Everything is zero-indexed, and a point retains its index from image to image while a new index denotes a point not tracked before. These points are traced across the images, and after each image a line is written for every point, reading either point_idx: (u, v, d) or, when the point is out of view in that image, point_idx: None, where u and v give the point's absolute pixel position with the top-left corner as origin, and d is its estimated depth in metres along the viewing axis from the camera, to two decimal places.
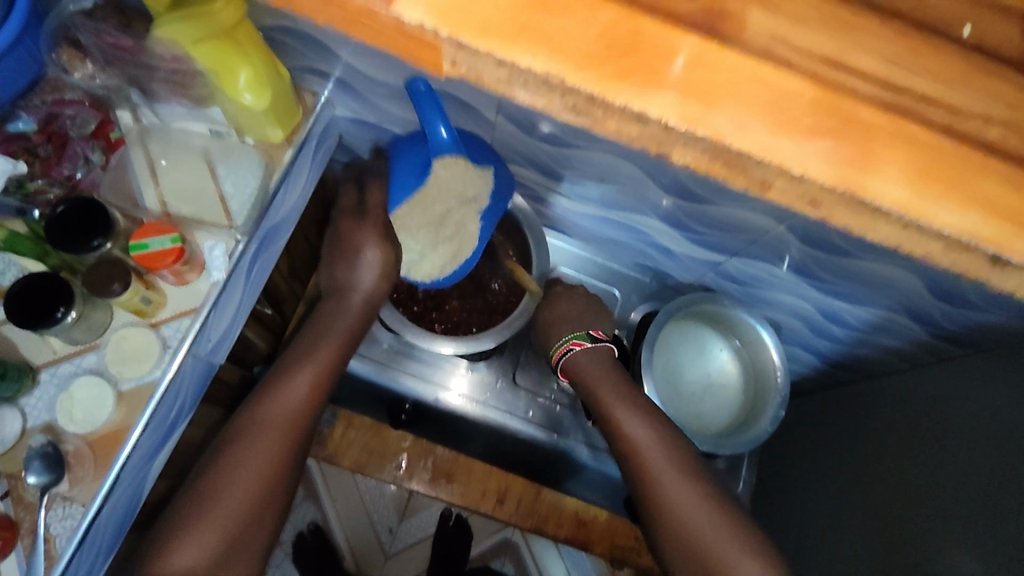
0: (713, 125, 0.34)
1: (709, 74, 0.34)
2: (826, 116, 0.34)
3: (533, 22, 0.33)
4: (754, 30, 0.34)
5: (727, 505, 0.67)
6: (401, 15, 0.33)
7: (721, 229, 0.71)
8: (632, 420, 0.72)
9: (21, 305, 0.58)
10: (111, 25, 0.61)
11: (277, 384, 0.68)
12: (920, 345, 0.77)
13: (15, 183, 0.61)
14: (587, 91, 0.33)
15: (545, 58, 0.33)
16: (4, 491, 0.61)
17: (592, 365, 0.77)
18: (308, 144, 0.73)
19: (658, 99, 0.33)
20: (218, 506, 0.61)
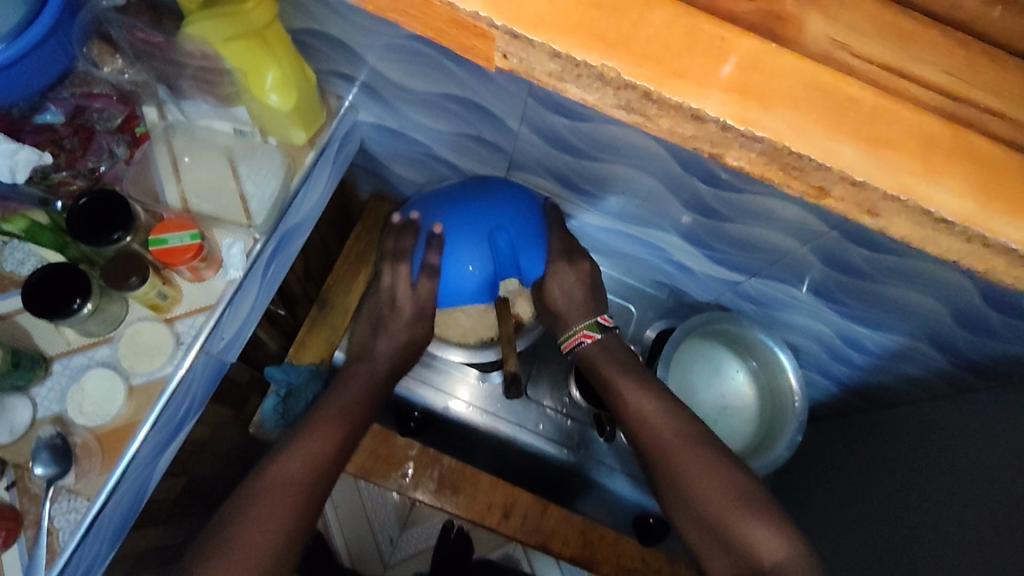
0: (777, 129, 0.32)
1: (759, 72, 0.32)
2: (883, 126, 0.33)
3: (586, 20, 0.32)
4: (812, 33, 0.33)
5: (740, 472, 0.65)
6: (453, 4, 0.32)
7: (740, 248, 0.70)
8: (637, 394, 0.71)
9: (39, 294, 0.57)
10: (143, 21, 0.62)
11: (302, 438, 0.67)
12: (940, 375, 0.76)
13: (39, 174, 0.61)
14: (642, 87, 0.32)
15: (602, 55, 0.32)
16: (10, 482, 0.60)
17: (604, 357, 0.74)
18: (330, 147, 0.74)
19: (711, 98, 0.32)
20: (235, 560, 0.58)
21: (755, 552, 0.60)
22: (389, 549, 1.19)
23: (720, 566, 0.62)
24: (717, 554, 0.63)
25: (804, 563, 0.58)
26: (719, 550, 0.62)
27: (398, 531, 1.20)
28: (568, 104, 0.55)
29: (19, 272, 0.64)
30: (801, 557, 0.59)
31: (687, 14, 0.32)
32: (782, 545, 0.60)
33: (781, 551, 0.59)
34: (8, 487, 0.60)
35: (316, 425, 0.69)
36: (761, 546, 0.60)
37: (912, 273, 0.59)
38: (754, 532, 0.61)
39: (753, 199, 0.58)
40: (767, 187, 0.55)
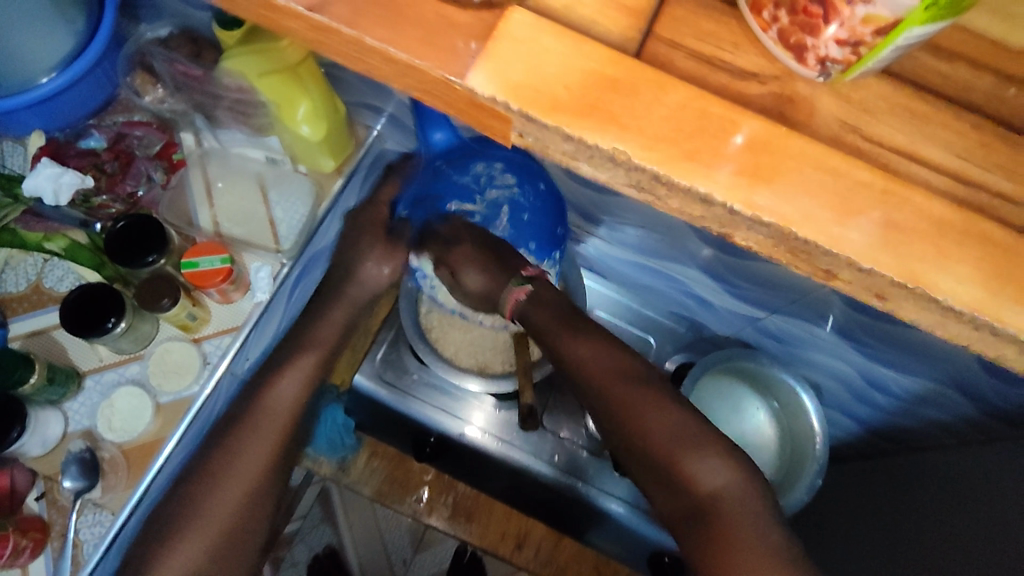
0: (857, 245, 0.24)
1: (766, 151, 0.25)
2: (896, 212, 0.25)
3: (602, 102, 0.24)
4: (823, 116, 0.26)
5: (686, 406, 0.59)
6: (473, 89, 0.24)
7: (760, 284, 0.69)
8: (579, 337, 0.61)
9: (75, 313, 0.60)
10: (184, 53, 0.64)
11: (263, 384, 0.63)
12: (966, 420, 0.72)
13: (81, 197, 0.63)
14: (653, 172, 0.24)
15: (614, 139, 0.24)
16: (40, 493, 0.62)
17: (539, 312, 0.61)
18: (357, 174, 0.74)
19: (719, 178, 0.24)
20: (202, 518, 0.57)
21: (695, 485, 0.55)
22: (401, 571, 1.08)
23: (665, 503, 0.58)
24: (659, 492, 0.58)
25: (747, 494, 0.55)
26: (660, 488, 0.57)
27: (410, 552, 1.08)
28: None
29: (58, 288, 0.66)
30: (740, 489, 0.55)
31: (700, 95, 0.25)
32: (724, 475, 0.56)
33: (720, 482, 0.55)
34: (38, 498, 0.62)
35: (294, 361, 0.65)
36: (701, 478, 0.55)
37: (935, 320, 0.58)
38: (696, 465, 0.56)
39: None
40: None
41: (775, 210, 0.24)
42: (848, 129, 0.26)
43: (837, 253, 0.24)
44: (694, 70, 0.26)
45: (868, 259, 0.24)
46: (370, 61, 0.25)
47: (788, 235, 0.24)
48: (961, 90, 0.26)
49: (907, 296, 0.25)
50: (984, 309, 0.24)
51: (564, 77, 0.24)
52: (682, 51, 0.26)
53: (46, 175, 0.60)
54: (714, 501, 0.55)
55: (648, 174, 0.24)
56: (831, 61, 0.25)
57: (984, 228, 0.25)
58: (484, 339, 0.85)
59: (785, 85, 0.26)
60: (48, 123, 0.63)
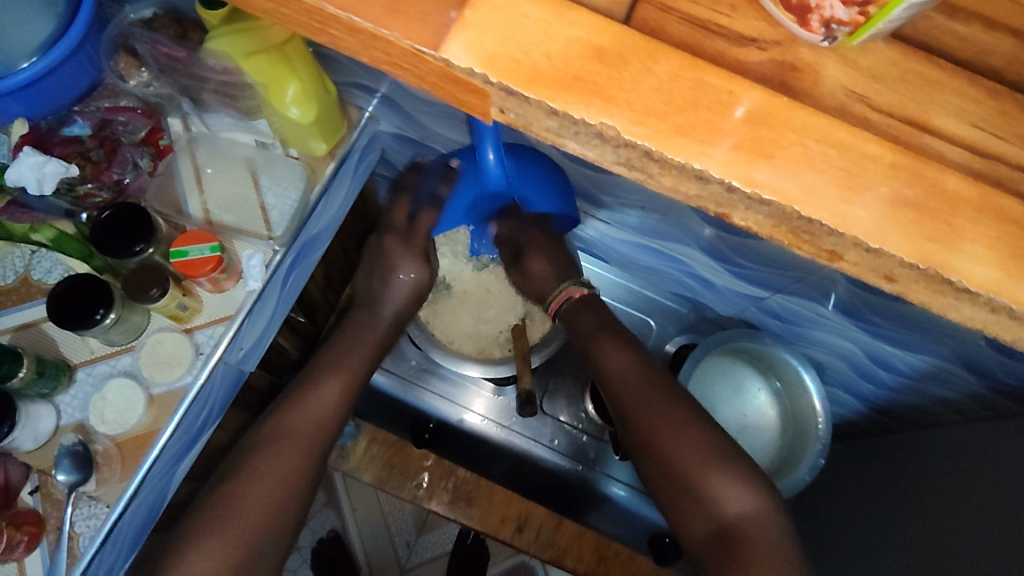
0: (864, 223, 0.23)
1: (764, 124, 0.23)
2: (905, 185, 0.23)
3: (587, 73, 0.23)
4: (827, 85, 0.24)
5: (708, 425, 0.63)
6: (448, 60, 0.23)
7: (762, 263, 0.67)
8: (613, 351, 0.69)
9: (64, 306, 0.59)
10: (168, 35, 0.62)
11: (303, 394, 0.69)
12: (974, 397, 0.69)
13: (66, 186, 0.62)
14: (643, 148, 0.23)
15: (600, 113, 0.23)
16: (34, 487, 0.62)
17: (585, 313, 0.73)
18: (350, 158, 0.72)
19: (716, 153, 0.23)
20: (234, 520, 0.60)
21: (722, 505, 0.59)
22: (405, 553, 1.10)
23: (692, 527, 0.60)
24: (687, 510, 0.61)
25: (767, 520, 0.58)
26: (687, 507, 0.60)
27: (415, 535, 1.11)
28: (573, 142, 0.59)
29: (46, 280, 0.65)
30: (763, 513, 0.59)
31: (692, 64, 0.23)
32: (749, 500, 0.59)
33: (747, 509, 0.59)
34: (33, 491, 0.62)
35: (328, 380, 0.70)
36: (728, 501, 0.59)
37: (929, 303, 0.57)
38: (724, 487, 0.59)
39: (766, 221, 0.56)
40: None
41: (775, 186, 0.23)
42: (855, 97, 0.24)
43: (842, 232, 0.23)
44: (687, 36, 0.24)
45: (874, 238, 0.23)
46: (333, 31, 0.24)
47: (789, 213, 0.23)
48: (977, 53, 0.25)
49: (919, 278, 0.24)
50: (999, 290, 0.23)
51: (547, 49, 0.23)
52: (675, 15, 0.24)
53: (29, 165, 0.58)
54: (738, 525, 0.58)
55: (641, 150, 0.23)
56: (838, 22, 0.23)
57: (1001, 204, 0.24)
58: (483, 331, 0.85)
59: (783, 50, 0.24)
60: (31, 110, 0.61)
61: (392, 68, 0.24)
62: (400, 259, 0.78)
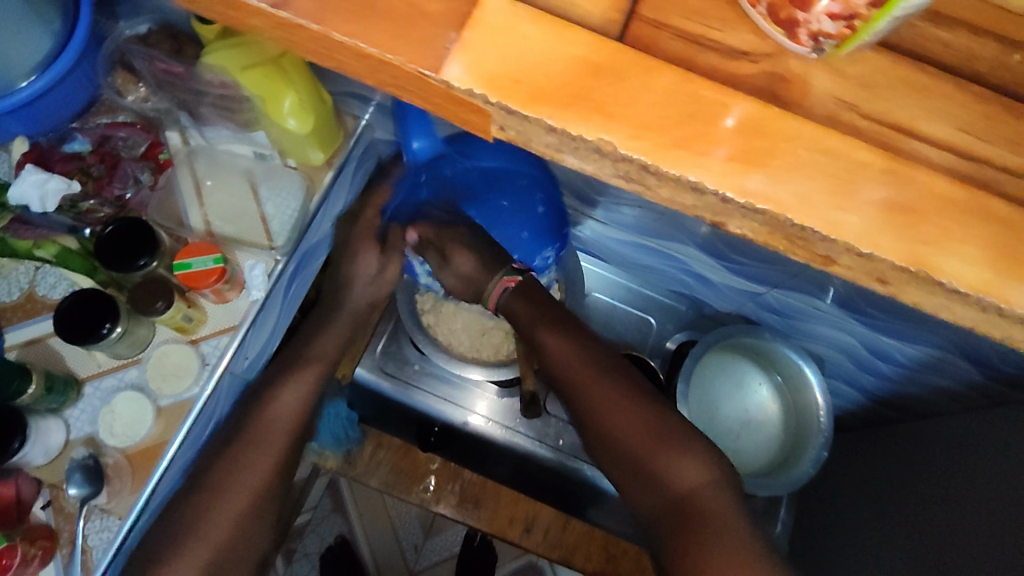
0: (856, 229, 0.24)
1: (759, 134, 0.24)
2: (898, 191, 0.24)
3: (585, 90, 0.23)
4: (819, 96, 0.25)
5: (649, 403, 0.65)
6: (450, 83, 0.23)
7: (759, 259, 0.68)
8: (553, 333, 0.69)
9: (70, 322, 0.59)
10: (163, 51, 0.63)
11: (262, 397, 0.67)
12: (972, 385, 0.71)
13: (68, 203, 0.62)
14: (641, 163, 0.23)
15: (600, 129, 0.23)
16: (46, 501, 0.62)
17: (523, 305, 0.70)
18: (348, 166, 0.72)
19: (712, 165, 0.23)
20: (205, 527, 0.60)
21: (673, 483, 0.61)
22: (412, 556, 1.11)
23: (646, 501, 0.63)
24: (641, 490, 0.63)
25: (717, 492, 0.60)
26: (641, 486, 0.63)
27: (421, 539, 1.12)
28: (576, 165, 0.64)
29: (51, 295, 0.66)
30: (712, 484, 0.60)
31: (685, 79, 0.24)
32: (700, 472, 0.61)
33: (696, 481, 0.61)
34: (44, 506, 0.62)
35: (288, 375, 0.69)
36: (676, 477, 0.61)
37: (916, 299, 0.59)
38: (674, 464, 0.61)
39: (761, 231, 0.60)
40: None
41: (768, 195, 0.24)
42: (846, 106, 0.25)
43: (835, 240, 0.24)
44: (680, 51, 0.25)
45: (866, 243, 0.23)
46: (337, 56, 0.24)
47: (782, 221, 0.24)
48: (962, 60, 0.25)
49: (910, 280, 0.24)
50: (990, 289, 0.24)
51: (547, 68, 0.24)
52: (668, 31, 0.25)
53: (32, 182, 0.59)
54: (689, 499, 0.60)
55: (638, 165, 0.24)
56: (825, 35, 0.24)
57: (989, 206, 0.24)
58: (482, 332, 0.84)
59: (774, 61, 0.25)
60: (31, 128, 0.62)
61: (395, 91, 0.25)
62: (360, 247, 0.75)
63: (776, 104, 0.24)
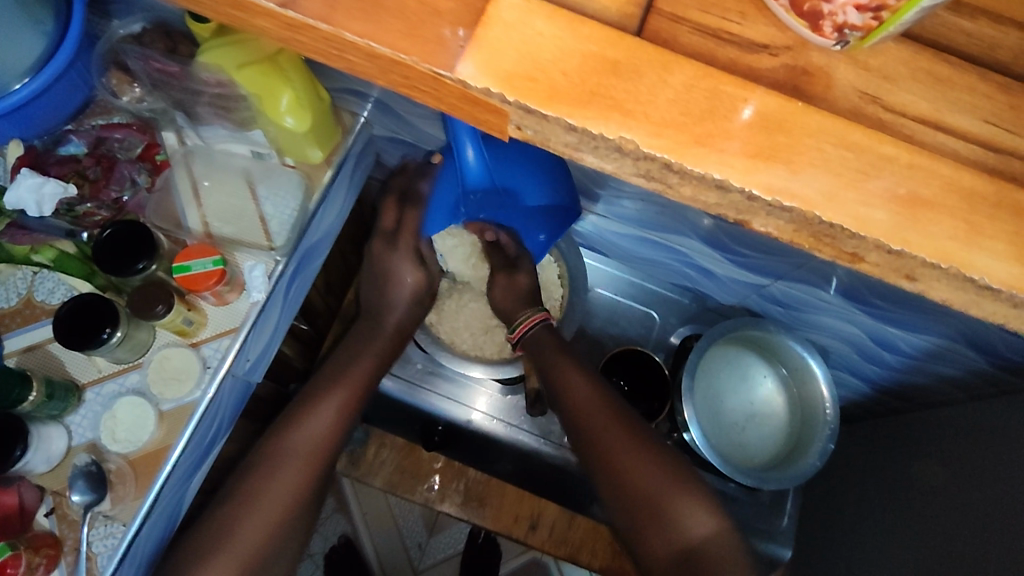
0: (883, 225, 0.23)
1: (780, 130, 0.24)
2: (922, 185, 0.24)
3: (602, 87, 0.23)
4: (841, 89, 0.24)
5: (664, 452, 0.67)
6: (465, 81, 0.23)
7: (763, 250, 0.67)
8: (575, 376, 0.71)
9: (70, 328, 0.59)
10: (159, 49, 0.62)
11: (303, 412, 0.69)
12: (977, 374, 0.70)
13: (65, 207, 0.62)
14: (662, 160, 0.23)
15: (619, 126, 0.23)
16: (49, 508, 0.62)
17: (548, 344, 0.74)
18: (347, 163, 0.72)
19: (734, 162, 0.23)
20: (236, 538, 0.62)
21: (685, 530, 0.63)
22: (417, 555, 1.11)
23: (655, 547, 0.64)
24: (651, 536, 0.64)
25: (723, 540, 0.63)
26: (652, 531, 0.64)
27: (425, 536, 1.12)
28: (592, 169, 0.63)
29: (49, 301, 0.65)
30: (720, 535, 0.64)
31: (704, 75, 0.24)
32: (708, 523, 0.64)
33: (706, 529, 0.64)
34: (48, 513, 0.61)
35: (327, 393, 0.71)
36: (691, 522, 0.63)
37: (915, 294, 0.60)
38: (685, 513, 0.64)
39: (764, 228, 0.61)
40: None
41: (793, 190, 0.23)
42: (868, 98, 0.24)
43: (864, 235, 0.23)
44: (700, 45, 0.24)
45: (895, 239, 0.23)
46: (349, 56, 0.24)
47: (810, 218, 0.23)
48: (986, 49, 0.25)
49: (940, 277, 0.24)
50: (1021, 284, 0.23)
51: (564, 67, 0.23)
52: (686, 25, 0.24)
53: (27, 187, 0.58)
54: (700, 545, 0.62)
55: (659, 162, 0.23)
56: (851, 26, 0.23)
57: (1016, 198, 0.24)
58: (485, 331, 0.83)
59: (794, 55, 0.25)
60: (25, 132, 0.61)
61: (408, 91, 0.24)
62: (399, 265, 0.75)
63: (798, 98, 0.24)
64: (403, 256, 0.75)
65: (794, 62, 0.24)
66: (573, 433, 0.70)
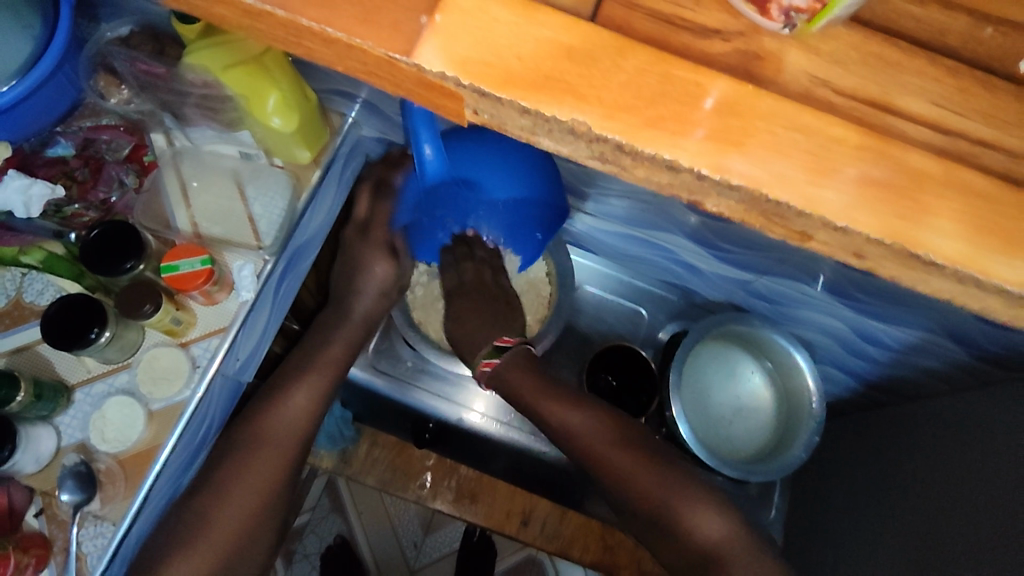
0: (833, 205, 0.24)
1: (734, 114, 0.24)
2: (874, 166, 0.24)
3: (559, 73, 0.24)
4: (792, 72, 0.25)
5: (670, 464, 0.70)
6: (422, 66, 0.23)
7: (747, 247, 0.68)
8: (566, 410, 0.71)
9: (58, 328, 0.59)
10: (145, 52, 0.63)
11: (272, 402, 0.70)
12: (959, 367, 0.71)
13: (53, 208, 0.62)
14: (614, 142, 0.24)
15: (573, 109, 0.23)
16: (38, 509, 0.62)
17: (513, 374, 0.73)
18: (335, 164, 0.72)
19: (689, 145, 0.24)
20: (212, 526, 0.64)
21: (697, 535, 0.66)
22: (413, 554, 1.10)
23: (674, 555, 0.68)
24: (668, 546, 0.69)
25: (736, 540, 0.66)
26: (670, 543, 0.68)
27: (421, 536, 1.11)
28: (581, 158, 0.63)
29: (38, 302, 0.65)
30: (733, 535, 0.67)
31: (660, 61, 0.24)
32: (719, 526, 0.67)
33: (717, 533, 0.67)
34: (37, 514, 0.61)
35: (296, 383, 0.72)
36: (703, 532, 0.66)
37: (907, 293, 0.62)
38: (696, 520, 0.67)
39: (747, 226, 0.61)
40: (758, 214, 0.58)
41: (746, 172, 0.24)
42: (819, 82, 0.25)
43: (813, 214, 0.24)
44: (654, 31, 0.25)
45: (843, 218, 0.24)
46: (310, 43, 0.25)
47: (758, 197, 0.24)
48: (934, 34, 0.26)
49: (888, 253, 0.25)
50: (966, 260, 0.24)
51: (522, 53, 0.24)
52: (640, 11, 0.25)
53: (15, 188, 0.58)
54: (714, 550, 0.66)
55: (613, 144, 0.24)
56: (796, 10, 0.24)
57: (962, 176, 0.25)
58: None
59: (746, 41, 0.25)
60: (13, 134, 0.60)
61: (366, 76, 0.25)
62: (370, 257, 0.77)
63: (753, 83, 0.25)
64: (374, 247, 0.77)
65: (744, 46, 0.25)
66: (578, 461, 0.72)
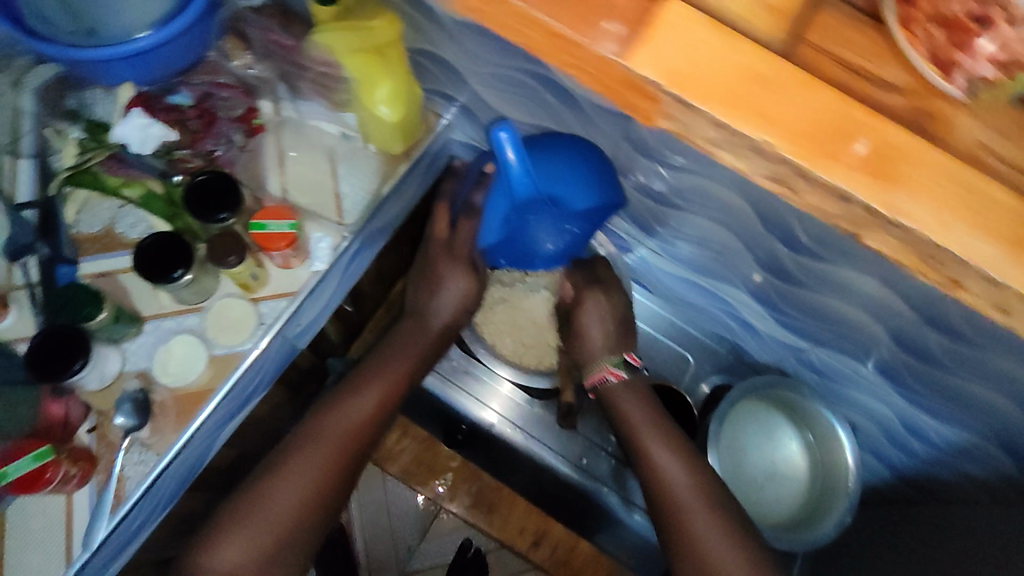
0: (979, 250, 0.33)
1: (892, 159, 0.33)
2: (982, 208, 0.33)
3: (747, 95, 0.32)
4: (961, 132, 0.34)
5: (745, 535, 0.65)
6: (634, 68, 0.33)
7: (811, 314, 0.68)
8: (666, 453, 0.71)
9: (147, 260, 0.62)
10: (275, 23, 0.68)
11: (339, 401, 0.71)
12: (1005, 478, 0.69)
13: (164, 149, 0.67)
14: (794, 163, 0.33)
15: (766, 131, 0.32)
16: (92, 426, 0.64)
17: (625, 395, 0.74)
18: (423, 160, 0.75)
19: (845, 173, 0.32)
20: (266, 509, 0.63)
21: None
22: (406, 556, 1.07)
23: None
24: None
25: None
26: None
27: (417, 540, 1.07)
28: (663, 194, 0.63)
29: (128, 234, 0.69)
30: None
31: (840, 99, 0.33)
32: None
33: None
34: (90, 430, 0.64)
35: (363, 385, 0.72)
36: None
37: (962, 391, 0.62)
38: None
39: (816, 295, 0.62)
40: (830, 288, 0.59)
41: (908, 210, 0.33)
42: (976, 148, 0.34)
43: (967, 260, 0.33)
44: (837, 81, 0.34)
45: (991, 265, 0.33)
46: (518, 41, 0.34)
47: (925, 239, 0.33)
48: None
49: None
50: None
51: (723, 78, 0.32)
52: (830, 58, 0.34)
53: (135, 125, 0.63)
54: None
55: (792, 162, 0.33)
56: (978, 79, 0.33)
57: None
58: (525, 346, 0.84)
59: (920, 102, 0.34)
60: (139, 76, 0.62)
61: None
62: (449, 273, 0.76)
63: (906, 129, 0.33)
64: (456, 262, 0.76)
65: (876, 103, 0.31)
66: (655, 513, 0.69)
